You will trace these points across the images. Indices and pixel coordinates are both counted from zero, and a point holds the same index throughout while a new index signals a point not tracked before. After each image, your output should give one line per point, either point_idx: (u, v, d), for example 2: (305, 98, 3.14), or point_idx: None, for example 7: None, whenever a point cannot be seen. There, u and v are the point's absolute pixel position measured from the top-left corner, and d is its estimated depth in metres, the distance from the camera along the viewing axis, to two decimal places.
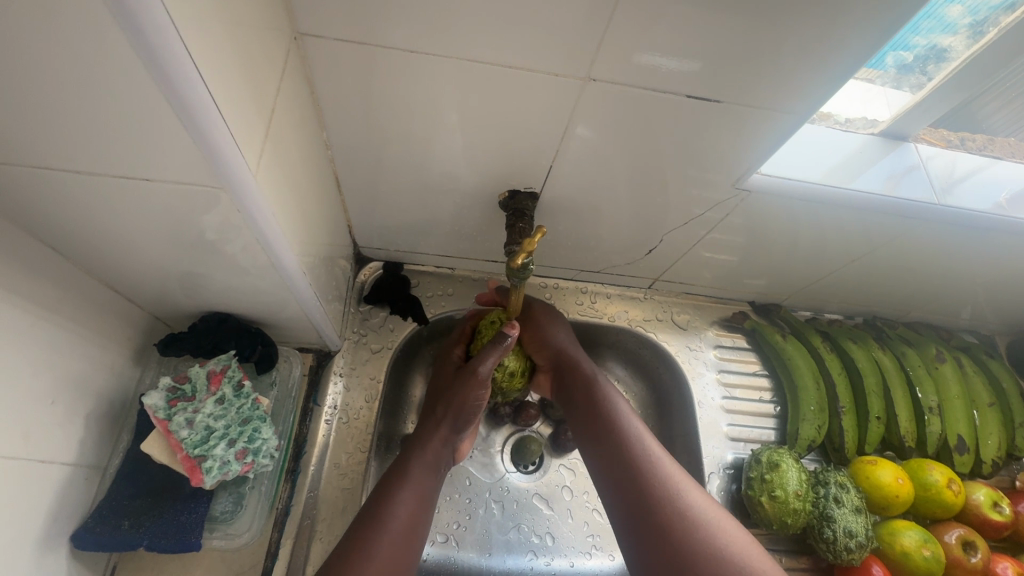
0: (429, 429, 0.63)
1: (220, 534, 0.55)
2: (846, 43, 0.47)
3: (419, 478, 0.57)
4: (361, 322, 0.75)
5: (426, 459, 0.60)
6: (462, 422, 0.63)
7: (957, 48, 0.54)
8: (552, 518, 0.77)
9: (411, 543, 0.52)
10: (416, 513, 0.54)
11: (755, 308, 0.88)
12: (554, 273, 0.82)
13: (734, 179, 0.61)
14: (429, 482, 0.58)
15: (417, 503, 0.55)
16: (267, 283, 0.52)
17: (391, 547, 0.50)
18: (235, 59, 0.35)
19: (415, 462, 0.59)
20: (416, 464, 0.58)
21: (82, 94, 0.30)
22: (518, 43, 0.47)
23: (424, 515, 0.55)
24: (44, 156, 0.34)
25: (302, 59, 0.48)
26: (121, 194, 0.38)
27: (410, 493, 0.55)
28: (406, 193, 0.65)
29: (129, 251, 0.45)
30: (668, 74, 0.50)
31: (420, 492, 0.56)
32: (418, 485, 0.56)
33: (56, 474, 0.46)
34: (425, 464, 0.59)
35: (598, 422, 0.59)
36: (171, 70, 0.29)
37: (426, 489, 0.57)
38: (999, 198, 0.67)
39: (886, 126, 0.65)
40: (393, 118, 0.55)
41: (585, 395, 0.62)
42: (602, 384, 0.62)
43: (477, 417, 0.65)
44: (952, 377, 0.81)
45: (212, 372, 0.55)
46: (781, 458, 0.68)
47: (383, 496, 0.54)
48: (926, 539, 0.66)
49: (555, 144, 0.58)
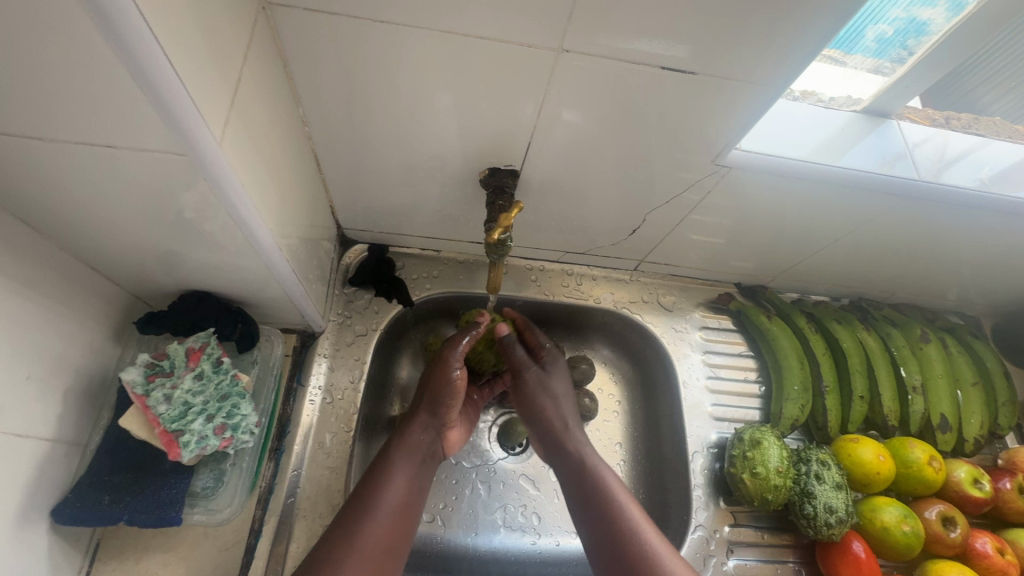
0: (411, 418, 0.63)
1: (202, 510, 0.56)
2: (823, 13, 0.46)
3: (405, 465, 0.58)
4: (346, 304, 0.75)
5: (411, 447, 0.60)
6: (437, 410, 0.63)
7: (937, 21, 0.54)
8: (538, 498, 0.78)
9: (404, 524, 0.54)
10: (407, 495, 0.56)
11: (741, 290, 0.88)
12: (539, 255, 0.82)
13: (714, 156, 0.61)
14: (416, 468, 0.59)
15: (406, 486, 0.56)
16: (243, 261, 0.52)
17: (381, 529, 0.52)
18: (194, 26, 0.35)
19: (398, 450, 0.59)
20: (398, 451, 0.59)
21: (40, 59, 0.30)
22: (488, 13, 0.46)
23: (414, 501, 0.56)
24: (5, 124, 0.34)
25: (271, 31, 0.47)
26: (87, 167, 0.38)
27: (399, 477, 0.56)
28: (387, 172, 0.65)
29: (102, 227, 0.45)
30: (643, 45, 0.49)
31: (407, 477, 0.57)
32: (405, 472, 0.57)
33: (34, 449, 0.46)
34: (409, 452, 0.59)
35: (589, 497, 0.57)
36: (126, 33, 0.29)
37: (412, 475, 0.58)
38: (981, 174, 0.66)
39: (869, 103, 0.65)
40: (369, 93, 0.54)
41: (576, 472, 0.60)
42: (590, 459, 0.61)
43: (454, 404, 0.63)
44: (937, 358, 0.81)
45: (191, 350, 0.56)
46: (763, 436, 0.68)
47: (371, 480, 0.55)
48: (906, 514, 0.66)
49: (532, 122, 0.57)
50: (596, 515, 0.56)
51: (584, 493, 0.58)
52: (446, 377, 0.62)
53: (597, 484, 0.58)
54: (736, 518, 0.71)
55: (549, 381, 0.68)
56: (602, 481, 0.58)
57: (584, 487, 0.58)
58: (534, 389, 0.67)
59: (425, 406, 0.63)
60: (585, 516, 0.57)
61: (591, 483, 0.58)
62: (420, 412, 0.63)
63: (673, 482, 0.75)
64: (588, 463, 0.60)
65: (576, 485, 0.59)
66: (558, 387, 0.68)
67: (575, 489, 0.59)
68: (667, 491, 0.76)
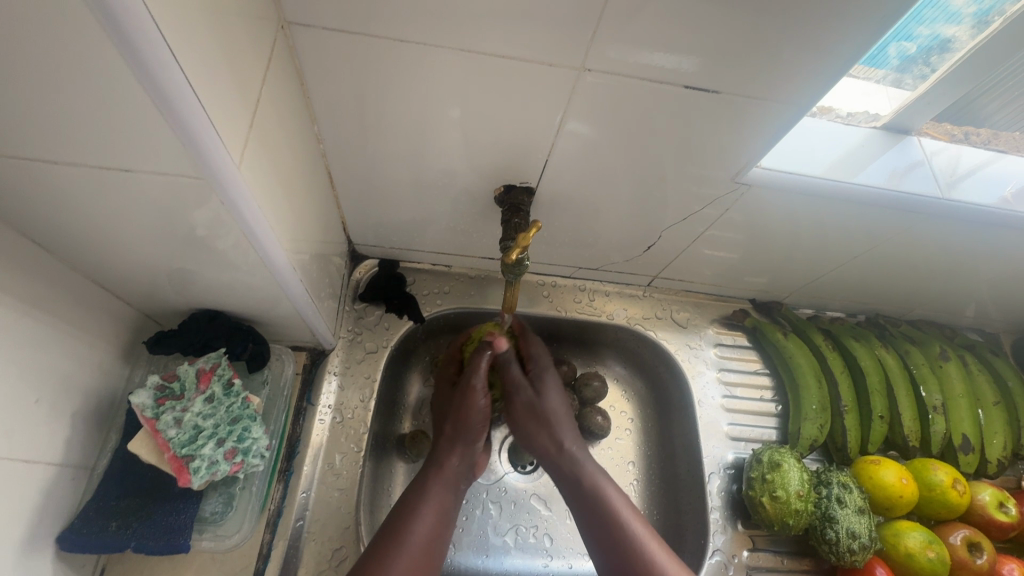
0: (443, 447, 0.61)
1: (210, 536, 0.55)
2: (846, 33, 0.45)
3: (438, 497, 0.56)
4: (356, 320, 0.74)
5: (445, 477, 0.59)
6: (472, 439, 0.61)
7: (961, 38, 0.53)
8: (550, 519, 0.76)
9: (433, 557, 0.53)
10: (437, 527, 0.54)
11: (756, 307, 0.87)
12: (551, 271, 0.81)
13: (734, 174, 0.60)
14: (448, 497, 0.57)
15: (437, 517, 0.55)
16: (256, 280, 0.51)
17: (414, 563, 0.50)
18: (215, 51, 0.34)
19: (433, 480, 0.58)
20: (433, 481, 0.58)
21: (57, 84, 0.29)
22: (509, 32, 0.46)
23: (443, 532, 0.55)
24: (22, 148, 0.33)
25: (289, 50, 0.47)
26: (102, 189, 0.38)
27: (430, 509, 0.55)
28: (400, 188, 0.64)
29: (115, 249, 0.45)
30: (665, 62, 0.48)
31: (438, 508, 0.56)
32: (438, 502, 0.56)
33: (40, 474, 0.45)
34: (443, 482, 0.58)
35: (596, 512, 0.56)
36: (149, 59, 0.29)
37: (444, 506, 0.56)
38: (1004, 193, 0.65)
39: (889, 119, 0.64)
40: (386, 112, 0.54)
41: (580, 491, 0.58)
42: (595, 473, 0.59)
43: (484, 430, 0.63)
44: (957, 377, 0.79)
45: (201, 372, 0.55)
46: (783, 458, 0.67)
47: (403, 511, 0.54)
48: (930, 540, 0.65)
49: (550, 139, 0.57)
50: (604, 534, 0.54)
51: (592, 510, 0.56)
52: (473, 404, 0.62)
53: (604, 502, 0.56)
54: (755, 542, 0.70)
55: (546, 397, 0.64)
56: (607, 501, 0.56)
57: (591, 507, 0.56)
58: (525, 411, 0.64)
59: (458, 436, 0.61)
60: (591, 529, 0.56)
61: (598, 499, 0.56)
62: (452, 440, 0.61)
63: (689, 503, 0.74)
64: (592, 477, 0.58)
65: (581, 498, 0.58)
66: (554, 400, 0.64)
67: (578, 502, 0.57)
68: (682, 513, 0.74)
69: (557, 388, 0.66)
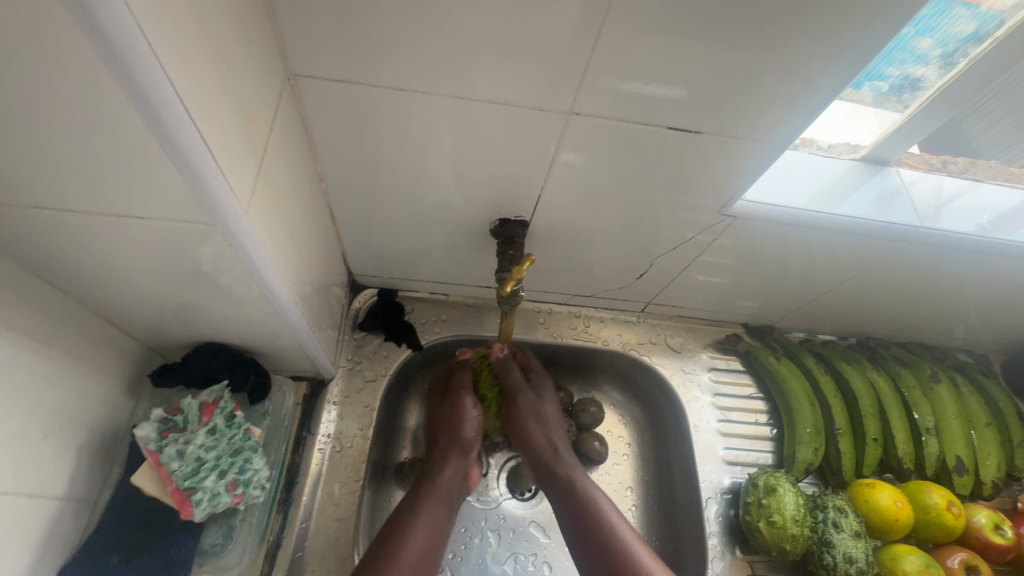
0: (438, 462, 0.63)
1: (210, 568, 0.56)
2: (818, 76, 0.48)
3: (430, 511, 0.57)
4: (356, 349, 0.75)
5: (438, 491, 0.60)
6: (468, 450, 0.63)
7: (930, 77, 0.56)
8: (549, 547, 0.76)
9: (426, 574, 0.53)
10: (430, 543, 0.55)
11: (749, 330, 0.88)
12: (547, 298, 0.83)
13: (720, 206, 0.63)
14: (443, 517, 0.58)
15: (429, 533, 0.55)
16: (260, 313, 0.52)
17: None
18: (227, 107, 0.37)
19: (427, 496, 0.59)
20: (427, 498, 0.59)
21: (82, 143, 0.32)
22: (503, 81, 0.49)
23: (436, 547, 0.56)
24: (46, 199, 0.36)
25: (295, 97, 0.50)
26: (116, 234, 0.40)
27: (422, 526, 0.56)
28: (399, 221, 0.66)
29: (126, 288, 0.46)
30: (648, 106, 0.51)
31: (431, 525, 0.56)
32: (430, 519, 0.57)
33: (44, 509, 0.46)
34: (437, 496, 0.59)
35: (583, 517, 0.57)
36: (169, 123, 0.31)
37: (437, 522, 0.57)
38: (982, 220, 0.67)
39: (868, 151, 0.66)
40: (386, 152, 0.56)
41: (569, 498, 0.60)
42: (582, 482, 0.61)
43: (477, 444, 0.65)
44: (948, 398, 0.80)
45: (204, 404, 0.56)
46: (778, 482, 0.67)
47: (396, 526, 0.55)
48: (928, 564, 0.65)
49: (543, 174, 0.59)
50: (588, 536, 0.56)
51: (579, 519, 0.58)
52: (463, 418, 0.65)
53: (590, 509, 0.58)
54: (753, 568, 0.70)
55: (540, 406, 0.67)
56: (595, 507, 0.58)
57: (577, 513, 0.58)
58: (524, 413, 0.66)
59: (455, 451, 0.63)
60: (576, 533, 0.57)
61: (584, 509, 0.58)
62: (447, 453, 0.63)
63: (686, 528, 0.74)
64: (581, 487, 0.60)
65: (570, 509, 0.59)
66: (548, 410, 0.67)
67: (567, 510, 0.59)
68: (681, 539, 0.74)
69: (552, 406, 0.68)
